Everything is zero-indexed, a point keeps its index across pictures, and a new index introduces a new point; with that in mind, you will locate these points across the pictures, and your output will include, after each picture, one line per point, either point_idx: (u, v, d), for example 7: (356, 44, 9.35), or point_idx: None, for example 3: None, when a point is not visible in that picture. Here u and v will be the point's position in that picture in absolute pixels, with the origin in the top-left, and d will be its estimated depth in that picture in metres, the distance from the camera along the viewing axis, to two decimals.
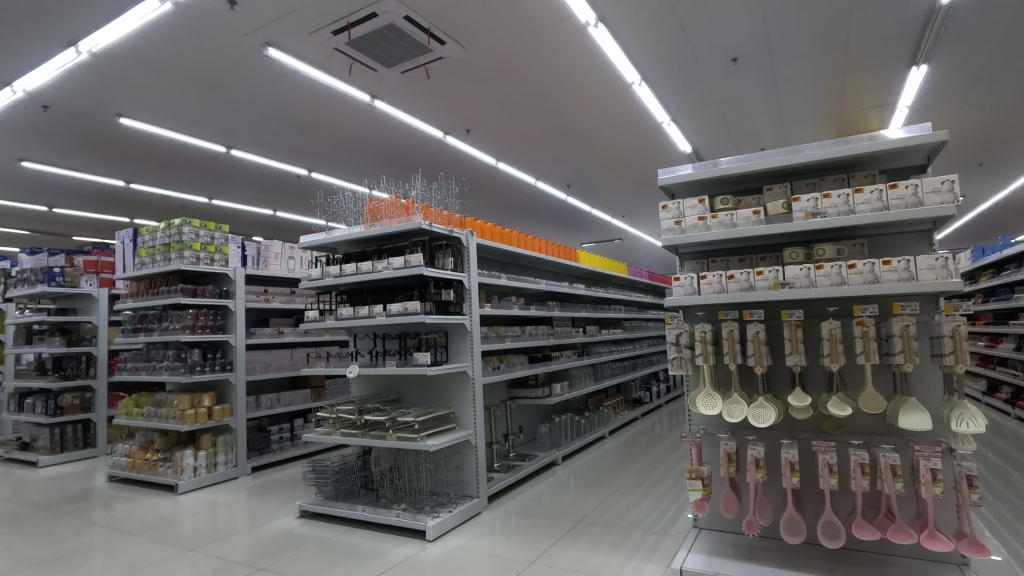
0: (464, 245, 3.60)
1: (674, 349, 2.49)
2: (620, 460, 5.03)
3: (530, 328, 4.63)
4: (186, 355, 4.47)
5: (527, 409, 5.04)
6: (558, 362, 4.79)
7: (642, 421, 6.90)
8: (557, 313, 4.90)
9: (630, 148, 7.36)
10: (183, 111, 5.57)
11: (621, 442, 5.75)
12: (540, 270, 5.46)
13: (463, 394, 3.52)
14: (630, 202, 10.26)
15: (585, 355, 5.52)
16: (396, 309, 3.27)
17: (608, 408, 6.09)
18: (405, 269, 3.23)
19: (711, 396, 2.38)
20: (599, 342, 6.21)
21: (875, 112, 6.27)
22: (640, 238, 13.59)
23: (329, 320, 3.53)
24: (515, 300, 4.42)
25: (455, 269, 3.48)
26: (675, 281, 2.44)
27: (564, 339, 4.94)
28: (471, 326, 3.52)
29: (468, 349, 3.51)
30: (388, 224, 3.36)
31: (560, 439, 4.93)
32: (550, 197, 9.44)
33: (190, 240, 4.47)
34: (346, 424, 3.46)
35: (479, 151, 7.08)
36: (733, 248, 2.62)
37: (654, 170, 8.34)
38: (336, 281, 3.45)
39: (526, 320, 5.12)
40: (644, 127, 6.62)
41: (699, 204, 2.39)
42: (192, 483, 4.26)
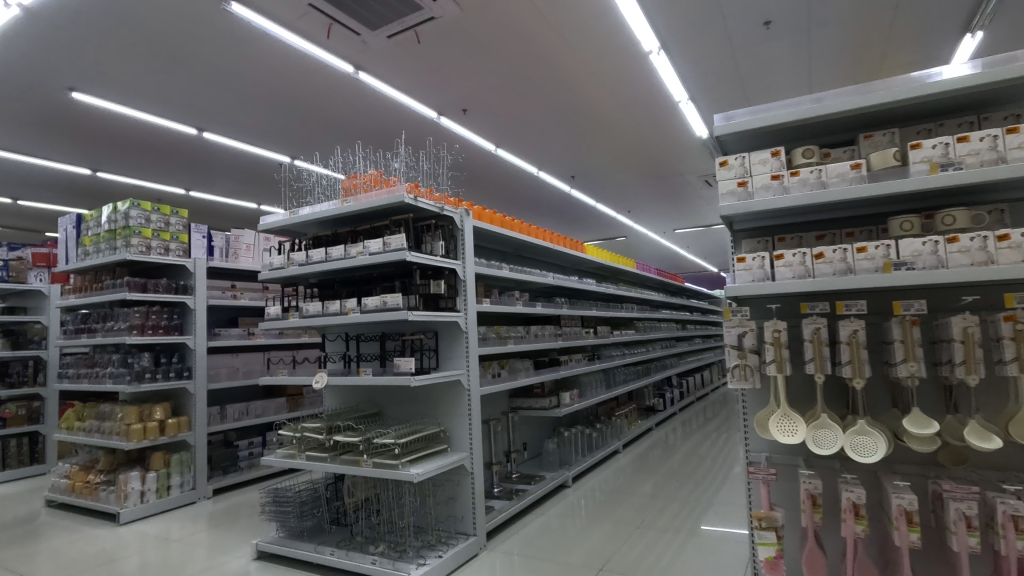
0: (459, 227, 2.97)
1: (735, 354, 1.87)
2: (637, 480, 4.39)
3: (535, 327, 4.01)
4: (134, 360, 3.82)
5: (532, 422, 4.41)
6: (567, 368, 4.17)
7: (656, 432, 6.27)
8: (566, 312, 4.28)
9: (641, 133, 6.75)
10: (143, 83, 4.94)
11: (638, 457, 5.10)
12: (545, 262, 4.83)
13: (456, 409, 2.89)
14: (638, 195, 9.67)
15: (597, 359, 4.90)
16: (373, 304, 2.65)
17: (621, 418, 5.46)
18: (382, 254, 2.60)
19: (790, 417, 1.77)
20: (610, 345, 5.58)
21: None
22: (646, 235, 12.99)
23: (293, 318, 2.90)
24: (518, 295, 3.80)
25: (446, 255, 2.83)
26: (739, 262, 1.82)
27: (574, 341, 4.32)
28: (467, 325, 2.89)
29: (463, 354, 2.88)
30: (364, 199, 2.73)
31: (570, 457, 4.30)
32: (553, 189, 8.84)
33: (139, 226, 3.82)
34: (313, 445, 2.84)
35: (477, 134, 6.48)
36: (807, 223, 2.01)
37: (665, 158, 7.74)
38: (302, 271, 2.83)
39: (531, 318, 4.48)
40: (658, 108, 6.02)
41: (772, 158, 1.78)
42: (136, 511, 3.59)
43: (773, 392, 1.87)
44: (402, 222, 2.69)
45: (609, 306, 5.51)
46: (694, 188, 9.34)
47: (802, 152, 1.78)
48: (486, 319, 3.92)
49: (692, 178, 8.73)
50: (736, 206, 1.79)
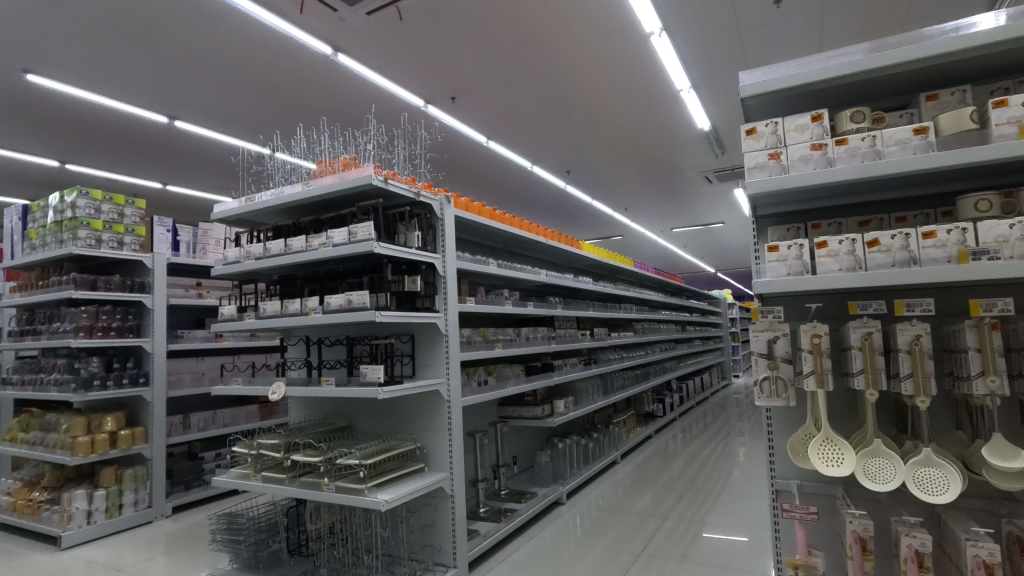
0: (438, 216, 2.62)
1: (764, 365, 1.54)
2: (637, 493, 4.06)
3: (526, 329, 3.68)
4: (82, 366, 3.45)
5: (523, 432, 4.06)
6: (561, 373, 3.84)
7: (656, 439, 5.94)
8: (561, 312, 3.94)
9: (640, 125, 6.43)
10: (105, 65, 4.57)
11: (638, 468, 4.76)
12: (538, 259, 4.49)
13: (435, 422, 2.55)
14: (635, 192, 9.36)
15: (593, 364, 4.57)
16: (337, 303, 2.30)
17: (619, 425, 5.12)
18: (347, 247, 2.25)
19: (835, 443, 1.43)
20: (607, 347, 5.27)
21: None
22: (643, 234, 12.69)
23: (248, 319, 2.55)
24: (508, 294, 3.46)
25: (423, 247, 2.48)
26: (770, 252, 1.49)
27: (568, 344, 3.99)
28: (448, 328, 2.55)
29: (443, 360, 2.54)
30: (327, 182, 2.37)
31: (564, 470, 3.95)
32: (548, 185, 8.51)
33: (88, 217, 3.46)
34: (271, 465, 2.48)
35: (467, 125, 6.15)
36: (847, 209, 1.68)
37: (665, 153, 7.42)
38: (258, 265, 2.48)
39: (522, 320, 4.15)
40: (658, 97, 5.71)
41: (811, 125, 1.45)
42: (80, 534, 3.22)
43: (812, 412, 1.53)
44: (370, 208, 2.33)
45: (606, 306, 5.19)
46: (694, 185, 9.05)
47: (850, 115, 1.45)
48: (471, 321, 3.58)
49: (691, 174, 8.43)
50: (766, 183, 1.46)
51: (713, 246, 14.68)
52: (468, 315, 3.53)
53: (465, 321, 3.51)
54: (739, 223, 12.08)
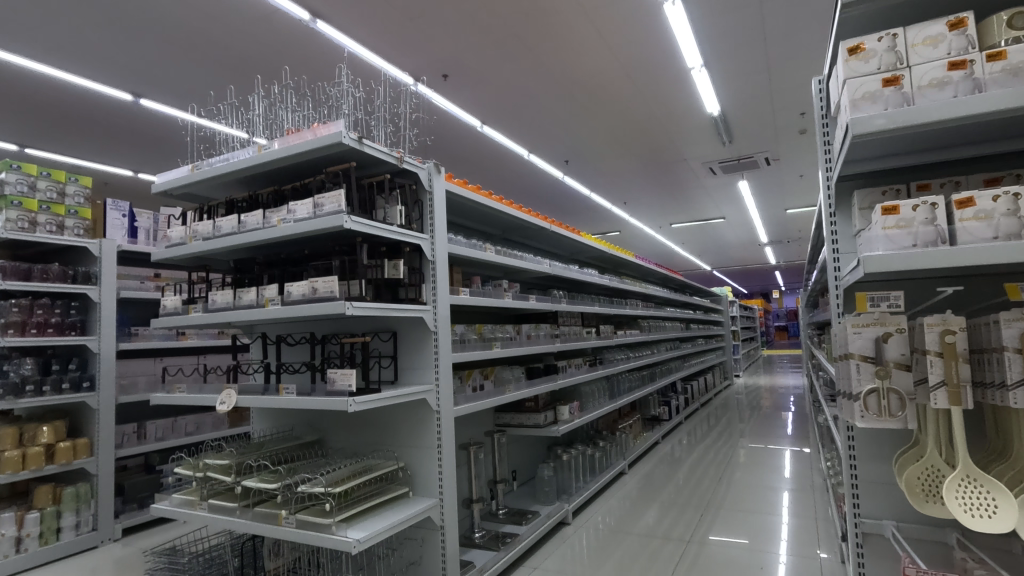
0: (427, 191, 2.18)
1: (874, 374, 1.13)
2: (649, 508, 3.65)
3: (527, 327, 3.25)
4: (13, 368, 2.99)
5: (522, 441, 3.61)
6: (566, 376, 3.42)
7: (662, 445, 5.54)
8: (566, 307, 3.52)
9: (646, 109, 6.03)
10: (54, 31, 4.08)
11: (646, 478, 4.35)
12: (540, 250, 4.07)
13: (421, 439, 2.11)
14: (635, 185, 8.96)
15: (599, 365, 4.16)
16: (298, 292, 1.85)
17: (626, 432, 4.71)
18: (312, 222, 1.81)
19: (980, 484, 1.02)
20: (613, 347, 4.86)
21: None
22: (641, 230, 12.32)
23: (194, 312, 2.10)
24: (507, 285, 3.03)
25: (407, 225, 2.04)
26: (887, 217, 1.07)
27: (573, 343, 3.57)
28: (437, 324, 2.12)
29: (432, 363, 2.11)
30: (287, 141, 1.91)
31: (569, 484, 3.53)
32: (545, 175, 8.09)
33: (20, 196, 2.99)
34: (220, 490, 2.03)
35: (460, 106, 5.72)
36: (970, 161, 1.26)
37: (669, 141, 7.02)
38: (205, 246, 2.03)
39: (522, 316, 3.72)
40: (666, 76, 5.31)
41: (946, 37, 1.05)
42: (6, 565, 2.74)
43: (937, 437, 1.12)
44: (338, 172, 1.87)
45: (612, 301, 4.78)
46: (696, 177, 8.67)
47: (1008, 20, 1.02)
48: (464, 318, 3.14)
49: (696, 165, 8.05)
50: (879, 118, 1.05)
51: (712, 243, 14.31)
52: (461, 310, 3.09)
53: (458, 318, 3.08)
54: (740, 219, 11.71)
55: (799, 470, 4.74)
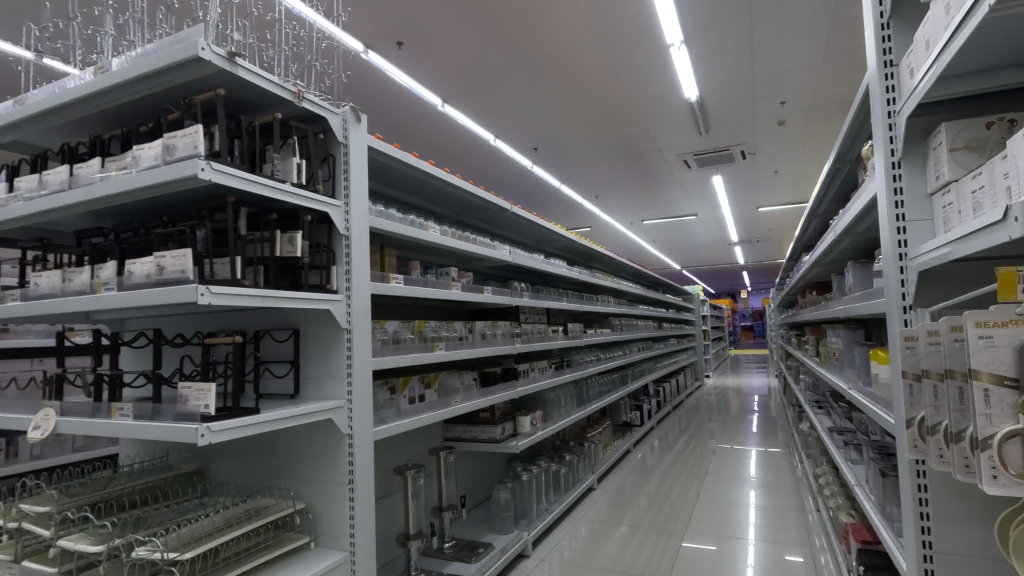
0: (340, 145, 1.66)
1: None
2: (620, 529, 3.22)
3: (482, 324, 2.76)
4: None
5: (475, 458, 3.11)
6: (527, 383, 2.94)
7: (634, 454, 5.12)
8: (528, 301, 3.04)
9: (620, 91, 5.61)
10: None
11: (618, 494, 3.89)
12: (504, 237, 3.60)
13: (328, 473, 1.59)
14: (606, 177, 8.58)
15: (566, 368, 3.71)
16: (142, 272, 1.31)
17: (595, 441, 4.27)
18: (157, 171, 1.27)
19: None
20: (583, 347, 4.42)
21: None
22: (612, 226, 11.98)
23: (9, 301, 1.52)
24: (457, 273, 2.52)
25: (308, 186, 1.52)
26: None
27: (536, 344, 3.10)
28: (351, 321, 1.60)
29: (343, 371, 1.59)
30: (128, 56, 1.35)
31: (529, 507, 3.05)
32: (512, 163, 7.60)
33: None
34: (39, 548, 1.46)
35: (418, 79, 5.17)
36: None
37: (643, 129, 6.64)
38: (22, 209, 1.46)
39: (479, 311, 3.23)
40: (644, 53, 4.86)
41: None
42: None
43: None
44: (198, 101, 1.31)
45: (582, 298, 4.33)
46: (670, 171, 8.33)
47: None
48: (404, 314, 2.61)
49: (669, 157, 7.71)
50: None
51: (682, 241, 14.09)
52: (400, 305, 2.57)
53: (396, 314, 2.55)
54: (711, 217, 11.47)
55: (781, 480, 4.37)
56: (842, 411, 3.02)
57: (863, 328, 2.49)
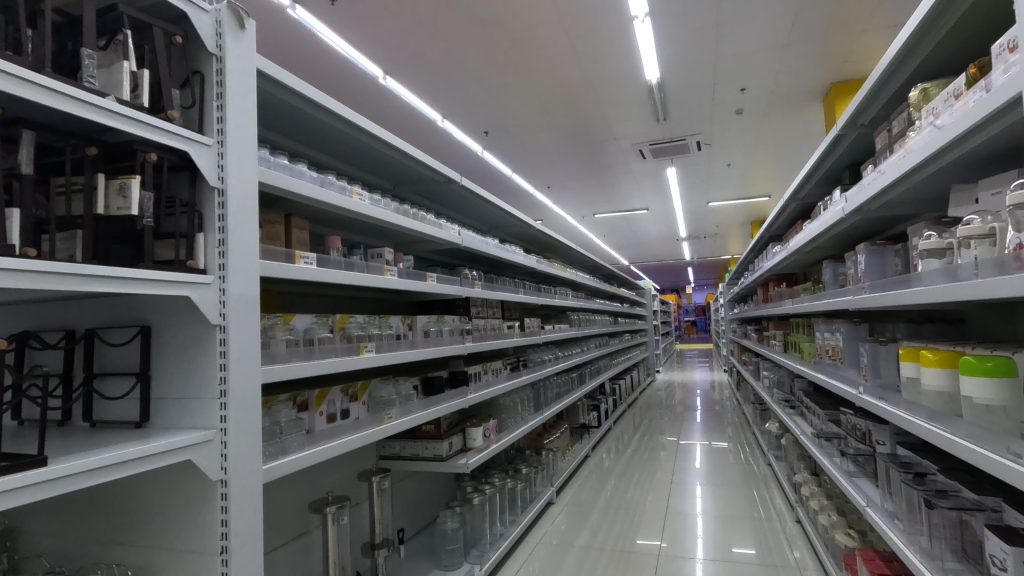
0: (210, 61, 1.14)
1: None
2: (583, 552, 2.82)
3: (425, 320, 2.29)
4: None
5: (415, 477, 2.62)
6: (479, 389, 2.49)
7: (592, 458, 4.77)
8: (480, 293, 2.60)
9: (577, 70, 5.23)
10: None
11: (579, 506, 3.50)
12: (454, 218, 3.15)
13: (189, 539, 1.07)
14: (559, 167, 8.24)
15: (522, 370, 3.29)
16: None
17: (553, 448, 3.87)
18: None
19: None
20: (539, 345, 4.02)
21: (887, 35, 4.72)
22: (563, 219, 11.70)
23: None
24: (392, 256, 2.04)
25: (149, 110, 0.99)
26: None
27: (488, 343, 2.65)
28: (226, 314, 1.09)
29: (212, 389, 1.07)
30: None
31: (480, 533, 2.60)
32: (461, 147, 7.12)
33: None
34: None
35: (355, 43, 4.60)
36: None
37: (600, 114, 6.31)
38: None
39: (423, 303, 2.75)
40: (604, 25, 4.48)
41: None
42: None
43: None
44: None
45: (540, 290, 3.93)
46: (625, 161, 8.06)
47: None
48: (317, 308, 2.08)
49: (625, 146, 7.43)
50: None
51: (633, 236, 13.99)
52: (319, 295, 2.06)
53: (307, 308, 2.02)
54: (662, 211, 11.36)
55: (746, 480, 4.14)
56: (825, 413, 2.75)
57: (865, 323, 2.20)
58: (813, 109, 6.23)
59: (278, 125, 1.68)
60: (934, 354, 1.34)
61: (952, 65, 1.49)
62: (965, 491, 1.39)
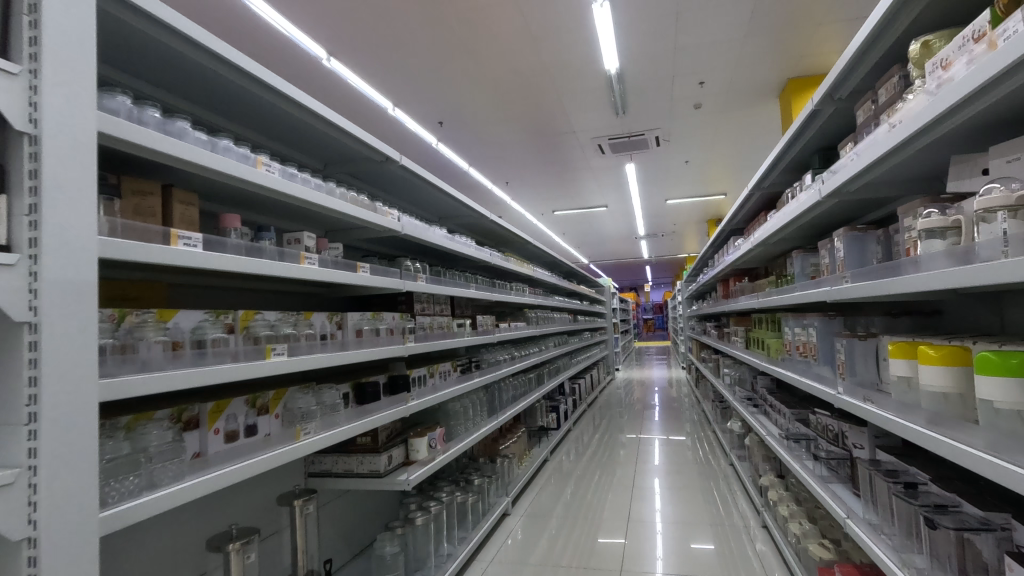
0: None
1: None
2: (539, 569, 2.58)
3: (358, 317, 2.00)
4: None
5: (350, 496, 2.32)
6: (421, 396, 2.22)
7: (551, 461, 4.57)
8: (424, 287, 2.33)
9: (535, 57, 5.01)
10: None
11: (537, 516, 3.27)
12: (399, 206, 2.86)
13: None
14: (518, 161, 8.02)
15: (474, 372, 3.03)
16: None
17: (509, 455, 3.63)
18: None
19: None
20: (495, 345, 3.78)
21: (844, 29, 4.70)
22: (523, 216, 11.49)
23: None
24: (314, 241, 1.74)
25: None
26: None
27: (433, 343, 2.38)
28: (40, 307, 0.79)
29: (17, 412, 0.77)
30: None
31: (426, 556, 2.33)
32: (414, 137, 6.79)
33: None
34: None
35: (294, 18, 4.23)
36: None
37: (558, 105, 6.11)
38: None
39: (360, 299, 2.47)
40: (561, 8, 4.26)
41: None
42: None
43: None
44: None
45: (493, 285, 3.68)
46: (584, 155, 7.90)
47: None
48: (216, 301, 1.76)
49: (584, 140, 7.26)
50: None
51: (592, 234, 13.92)
52: (222, 289, 1.77)
53: (201, 301, 1.70)
54: (621, 208, 11.31)
55: (707, 478, 4.02)
56: (792, 413, 2.60)
57: (840, 316, 2.04)
58: (770, 105, 6.22)
59: (143, 65, 1.39)
60: (935, 350, 1.17)
61: (947, 24, 1.32)
62: (967, 505, 1.22)
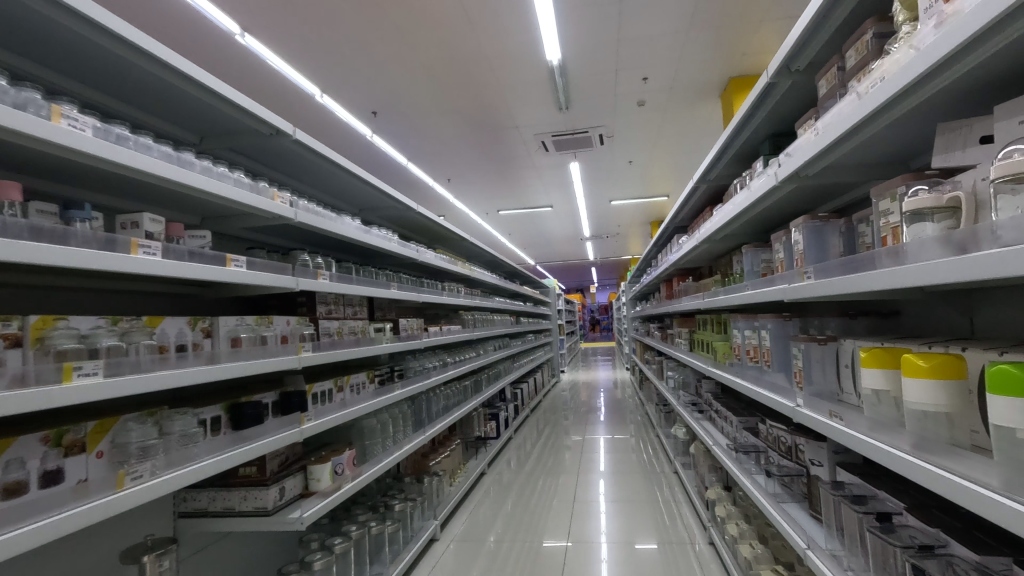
0: None
1: None
2: None
3: (234, 323, 1.63)
4: None
5: (234, 537, 1.94)
6: (319, 417, 1.86)
7: (490, 473, 4.28)
8: (326, 285, 1.97)
9: (473, 43, 4.70)
10: None
11: (470, 537, 2.96)
12: (304, 192, 2.46)
13: None
14: (459, 157, 7.69)
15: (395, 382, 2.68)
16: None
17: (440, 471, 3.31)
18: None
19: None
20: (424, 351, 3.44)
21: (784, 28, 4.67)
22: (467, 215, 11.15)
23: None
24: (162, 228, 1.37)
25: None
26: None
27: (339, 351, 2.03)
28: None
29: None
30: None
31: None
32: (346, 128, 6.34)
33: None
34: None
35: None
36: None
37: (499, 97, 5.83)
38: None
39: (249, 300, 2.09)
40: None
41: None
42: None
43: None
44: None
45: (422, 285, 3.34)
46: (528, 153, 7.68)
47: None
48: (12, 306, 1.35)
49: (527, 136, 7.03)
50: None
51: (538, 234, 13.76)
52: (28, 290, 1.39)
53: None
54: (566, 209, 11.19)
55: (651, 485, 3.84)
56: (740, 422, 2.42)
57: (794, 317, 1.85)
58: (712, 104, 6.19)
59: None
60: (925, 359, 0.95)
61: None
62: (957, 546, 1.02)
